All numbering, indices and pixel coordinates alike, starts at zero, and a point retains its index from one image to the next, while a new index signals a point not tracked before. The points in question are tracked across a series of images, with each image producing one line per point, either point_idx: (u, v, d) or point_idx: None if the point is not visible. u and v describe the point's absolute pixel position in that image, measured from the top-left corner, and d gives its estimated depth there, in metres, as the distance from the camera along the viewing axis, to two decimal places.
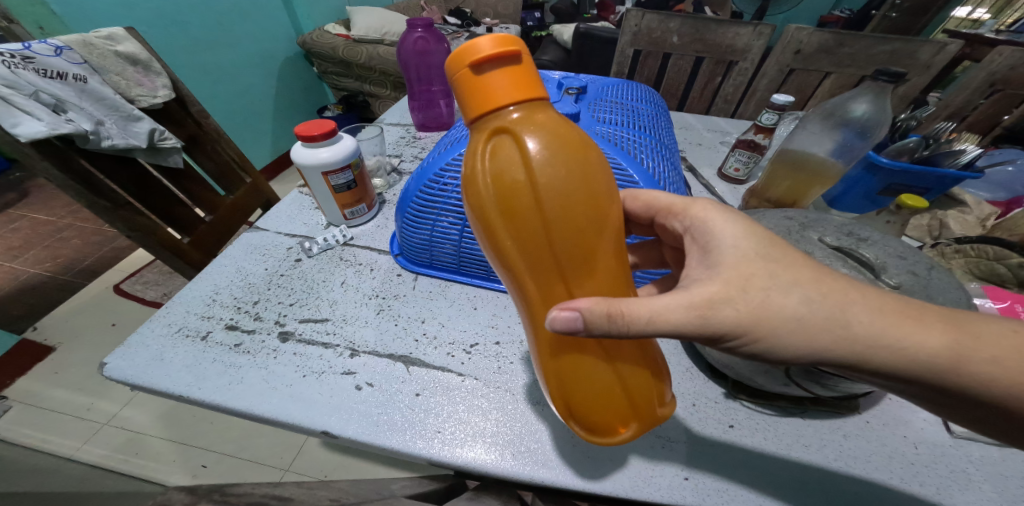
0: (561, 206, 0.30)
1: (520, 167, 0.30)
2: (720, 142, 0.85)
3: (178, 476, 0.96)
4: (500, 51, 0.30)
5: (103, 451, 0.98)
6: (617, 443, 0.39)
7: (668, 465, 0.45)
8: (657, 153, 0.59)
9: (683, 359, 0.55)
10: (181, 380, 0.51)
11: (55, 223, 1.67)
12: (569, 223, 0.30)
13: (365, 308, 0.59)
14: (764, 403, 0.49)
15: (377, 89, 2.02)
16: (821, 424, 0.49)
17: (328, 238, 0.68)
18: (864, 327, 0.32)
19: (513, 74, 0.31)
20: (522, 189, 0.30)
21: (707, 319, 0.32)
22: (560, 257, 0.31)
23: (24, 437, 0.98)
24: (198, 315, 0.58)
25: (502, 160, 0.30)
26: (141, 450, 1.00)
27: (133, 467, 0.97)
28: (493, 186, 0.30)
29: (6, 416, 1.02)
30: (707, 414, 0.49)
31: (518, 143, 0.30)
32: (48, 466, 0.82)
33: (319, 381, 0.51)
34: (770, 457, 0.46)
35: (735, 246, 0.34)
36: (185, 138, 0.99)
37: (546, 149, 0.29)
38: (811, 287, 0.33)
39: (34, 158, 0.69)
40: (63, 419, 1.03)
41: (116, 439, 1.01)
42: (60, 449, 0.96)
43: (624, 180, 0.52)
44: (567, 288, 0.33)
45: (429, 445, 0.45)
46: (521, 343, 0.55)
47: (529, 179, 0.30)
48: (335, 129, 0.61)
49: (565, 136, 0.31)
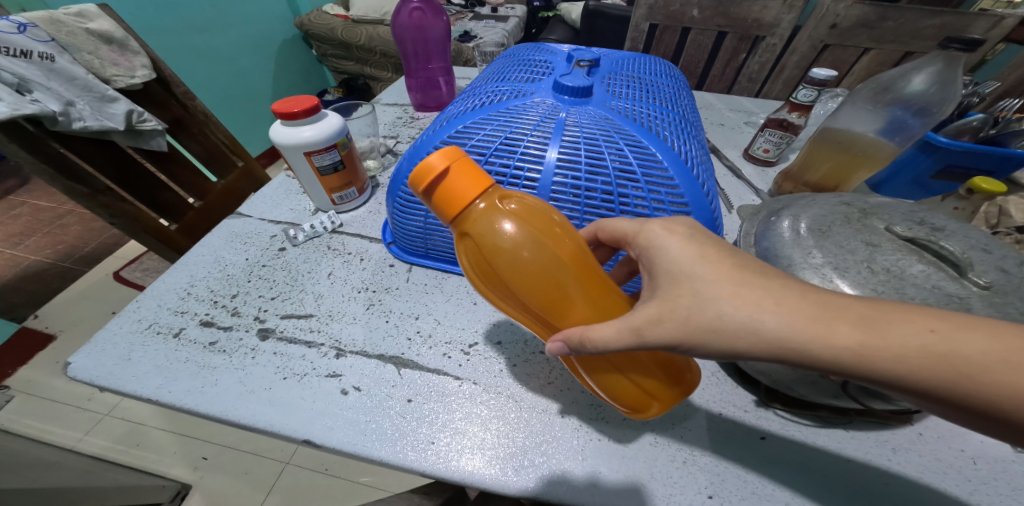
0: (531, 264, 0.32)
1: (488, 242, 0.32)
2: (746, 123, 0.77)
3: (179, 468, 0.92)
4: (442, 164, 0.32)
5: (104, 442, 0.94)
6: (647, 417, 0.39)
7: (689, 481, 0.38)
8: (682, 130, 0.52)
9: (707, 361, 0.47)
10: (149, 382, 0.46)
11: (56, 209, 1.63)
12: (539, 276, 0.32)
13: (354, 303, 0.53)
14: (803, 412, 0.41)
15: (377, 71, 1.93)
16: (867, 437, 0.41)
17: (315, 225, 0.62)
18: (777, 331, 0.27)
19: (461, 165, 0.33)
20: (495, 259, 0.32)
21: (640, 339, 0.29)
22: (539, 307, 0.34)
23: (26, 428, 0.94)
24: (171, 310, 0.53)
25: (473, 240, 0.33)
26: (142, 441, 0.95)
27: (136, 459, 0.92)
28: (473, 264, 0.34)
29: (9, 406, 0.98)
30: (734, 424, 0.41)
31: (479, 232, 0.32)
32: (46, 457, 0.77)
33: (300, 384, 0.45)
34: (813, 477, 0.38)
35: (670, 264, 0.31)
36: (169, 120, 0.93)
37: (505, 229, 0.32)
38: (732, 296, 0.28)
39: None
40: (66, 409, 0.99)
41: (116, 429, 0.97)
42: (61, 440, 0.93)
43: (644, 159, 0.45)
44: (556, 325, 0.35)
45: (422, 458, 0.40)
46: (526, 343, 0.49)
47: (496, 253, 0.32)
48: (319, 106, 0.55)
49: (518, 208, 0.33)
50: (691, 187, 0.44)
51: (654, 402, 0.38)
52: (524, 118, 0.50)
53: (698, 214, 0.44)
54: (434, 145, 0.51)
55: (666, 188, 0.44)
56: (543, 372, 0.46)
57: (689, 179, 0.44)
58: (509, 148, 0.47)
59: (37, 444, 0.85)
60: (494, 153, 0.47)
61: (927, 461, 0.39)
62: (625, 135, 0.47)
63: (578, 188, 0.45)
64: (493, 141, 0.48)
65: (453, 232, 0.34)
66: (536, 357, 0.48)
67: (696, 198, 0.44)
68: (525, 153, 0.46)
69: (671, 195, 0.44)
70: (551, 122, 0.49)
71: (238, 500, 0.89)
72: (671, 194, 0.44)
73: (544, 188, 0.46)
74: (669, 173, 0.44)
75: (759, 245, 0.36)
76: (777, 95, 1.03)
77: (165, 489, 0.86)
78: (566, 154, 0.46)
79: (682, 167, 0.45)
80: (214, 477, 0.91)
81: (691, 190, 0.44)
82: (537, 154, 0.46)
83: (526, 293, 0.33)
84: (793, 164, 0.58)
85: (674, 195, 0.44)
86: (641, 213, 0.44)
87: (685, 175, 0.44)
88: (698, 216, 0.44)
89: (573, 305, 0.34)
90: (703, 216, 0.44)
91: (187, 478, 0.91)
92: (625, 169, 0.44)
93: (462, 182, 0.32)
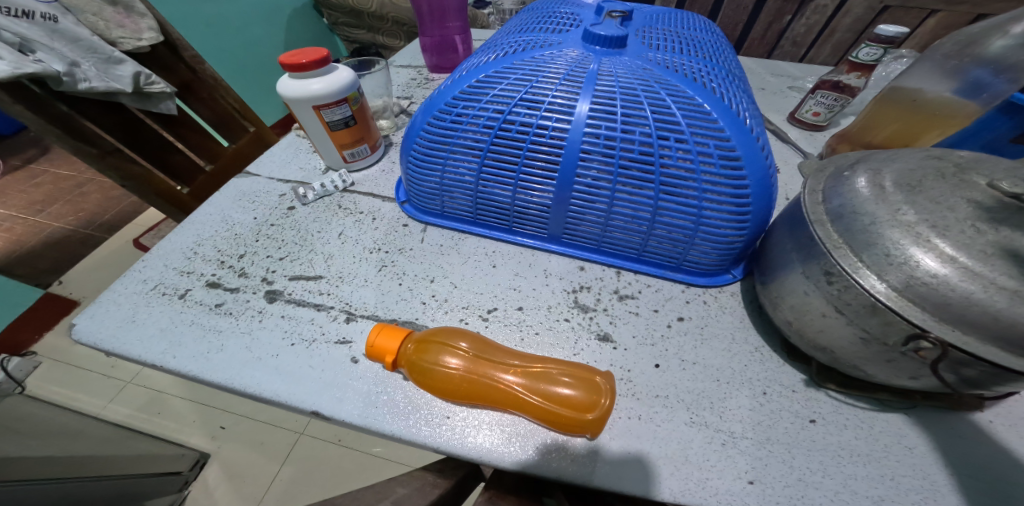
0: (485, 381, 0.36)
1: (429, 368, 0.36)
2: (789, 87, 0.66)
3: (197, 438, 0.91)
4: (380, 338, 0.38)
5: (127, 410, 0.93)
6: (593, 423, 0.33)
7: (727, 464, 0.33)
8: (731, 82, 0.45)
9: (751, 336, 0.40)
10: (154, 346, 0.42)
11: (75, 178, 1.62)
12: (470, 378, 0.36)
13: (365, 264, 0.49)
14: (858, 392, 0.36)
15: (390, 40, 1.81)
16: (934, 424, 0.35)
17: (325, 184, 0.57)
18: None
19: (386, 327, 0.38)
20: (436, 378, 0.36)
21: None
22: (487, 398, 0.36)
23: (53, 394, 0.95)
24: (177, 270, 0.49)
25: (426, 385, 0.36)
26: (163, 410, 0.94)
27: (157, 428, 0.91)
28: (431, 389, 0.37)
29: (38, 371, 0.98)
30: (781, 406, 0.36)
31: (417, 364, 0.37)
32: (70, 423, 0.76)
33: (308, 351, 0.41)
34: (871, 467, 0.33)
35: None
36: (178, 84, 0.91)
37: (431, 357, 0.37)
38: None
39: (6, 103, 0.63)
40: (89, 376, 0.99)
41: (138, 398, 0.96)
42: (87, 407, 0.93)
43: (687, 109, 0.39)
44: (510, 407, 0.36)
45: (437, 433, 0.35)
46: (551, 309, 0.43)
47: (436, 375, 0.36)
48: (329, 57, 0.51)
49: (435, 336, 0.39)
50: (743, 139, 0.38)
51: (586, 408, 0.34)
52: (550, 69, 0.44)
53: (751, 168, 0.38)
54: (451, 96, 0.47)
55: (715, 139, 0.38)
56: (568, 341, 0.41)
57: (741, 131, 0.39)
58: (536, 98, 0.42)
59: (63, 409, 0.84)
60: (518, 103, 0.43)
61: (1014, 452, 0.33)
62: (665, 85, 0.41)
63: (612, 139, 0.40)
64: (517, 91, 0.43)
65: (409, 374, 0.37)
66: (561, 324, 0.42)
67: (749, 151, 0.38)
68: (553, 101, 0.42)
69: (720, 147, 0.38)
70: (582, 72, 0.44)
71: (254, 470, 0.88)
72: (720, 146, 0.38)
73: (575, 144, 0.41)
74: (719, 124, 0.38)
75: (827, 203, 0.31)
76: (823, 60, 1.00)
77: (185, 458, 0.85)
78: (599, 105, 0.41)
79: (732, 117, 0.39)
80: (232, 447, 0.90)
81: (743, 143, 0.38)
82: (567, 104, 0.41)
83: (495, 405, 0.36)
84: (852, 126, 0.53)
85: (724, 146, 0.38)
86: (685, 167, 0.39)
87: (736, 127, 0.39)
88: (751, 171, 0.38)
89: (533, 398, 0.35)
90: (756, 171, 0.38)
91: (206, 447, 0.90)
92: (666, 119, 0.39)
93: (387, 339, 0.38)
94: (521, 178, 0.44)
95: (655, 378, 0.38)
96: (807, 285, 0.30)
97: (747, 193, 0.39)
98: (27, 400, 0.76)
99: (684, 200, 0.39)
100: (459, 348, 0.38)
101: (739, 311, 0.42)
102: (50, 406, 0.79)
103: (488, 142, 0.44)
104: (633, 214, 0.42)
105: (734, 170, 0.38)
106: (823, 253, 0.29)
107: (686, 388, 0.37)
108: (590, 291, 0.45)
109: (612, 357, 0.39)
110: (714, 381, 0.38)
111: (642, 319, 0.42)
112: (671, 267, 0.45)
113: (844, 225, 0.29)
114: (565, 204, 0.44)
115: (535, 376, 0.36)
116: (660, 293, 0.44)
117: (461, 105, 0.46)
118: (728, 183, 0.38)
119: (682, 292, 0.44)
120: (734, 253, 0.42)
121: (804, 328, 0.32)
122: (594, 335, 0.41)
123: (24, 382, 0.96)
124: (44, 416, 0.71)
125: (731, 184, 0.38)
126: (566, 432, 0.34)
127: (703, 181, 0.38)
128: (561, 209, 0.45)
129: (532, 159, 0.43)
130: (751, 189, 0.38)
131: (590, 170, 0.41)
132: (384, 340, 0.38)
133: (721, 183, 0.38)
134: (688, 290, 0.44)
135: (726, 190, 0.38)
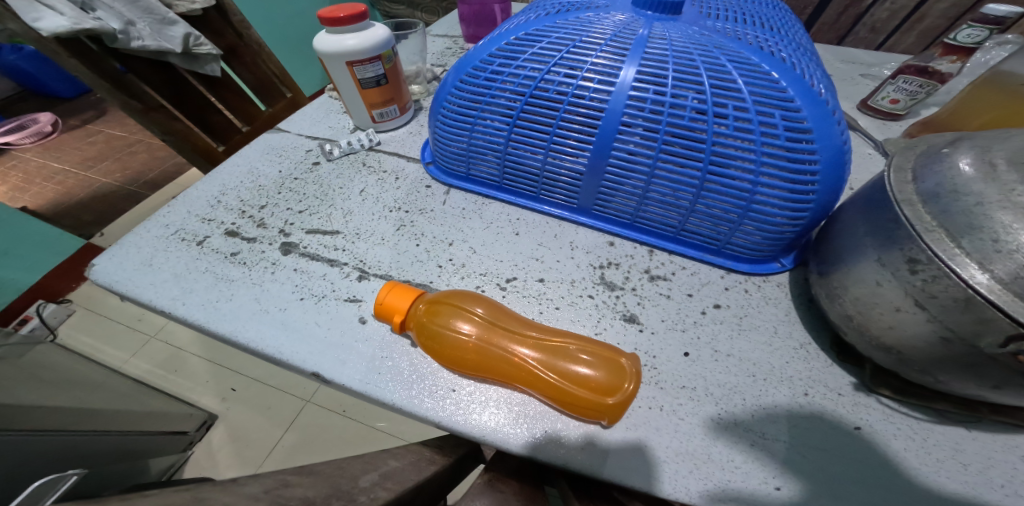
0: (497, 353, 0.33)
1: (440, 333, 0.34)
2: (862, 74, 0.59)
3: (208, 398, 0.92)
4: (391, 297, 0.35)
5: (147, 365, 0.97)
6: (613, 410, 0.30)
7: (753, 467, 0.29)
8: (802, 52, 0.40)
9: (796, 332, 0.36)
10: (166, 291, 0.41)
11: (127, 138, 1.70)
12: (481, 349, 0.33)
13: (384, 222, 0.47)
14: (916, 401, 0.31)
15: (430, 17, 1.77)
16: (1003, 445, 0.29)
17: (351, 141, 0.56)
18: None
19: (397, 287, 0.36)
20: (445, 345, 0.34)
21: None
22: (498, 372, 0.33)
23: (81, 345, 1.00)
24: (199, 217, 0.48)
25: (434, 350, 0.34)
26: (179, 367, 0.97)
27: (172, 385, 0.94)
28: (438, 356, 0.34)
29: (70, 320, 1.05)
30: (823, 410, 0.31)
31: (427, 328, 0.34)
32: (89, 375, 0.79)
33: (316, 307, 0.39)
34: (924, 487, 0.28)
35: None
36: (224, 48, 0.92)
37: (443, 322, 0.34)
38: None
39: (61, 56, 0.67)
40: (118, 328, 1.04)
41: (159, 354, 0.99)
42: (111, 360, 0.97)
43: (750, 75, 0.35)
44: (522, 385, 0.33)
45: (440, 407, 0.33)
46: (574, 286, 0.40)
47: (445, 341, 0.34)
48: (366, 13, 0.49)
49: (449, 300, 0.36)
50: (816, 110, 0.34)
51: (608, 394, 0.31)
52: (597, 29, 0.41)
53: (821, 143, 0.33)
54: (487, 54, 0.44)
55: (782, 109, 0.34)
56: (589, 319, 0.37)
57: (814, 101, 0.34)
58: (578, 58, 0.39)
59: (86, 359, 0.88)
60: (558, 63, 0.40)
61: None
62: (726, 50, 0.37)
63: (660, 105, 0.36)
64: (558, 50, 0.40)
65: (418, 338, 0.35)
66: (584, 301, 0.39)
67: (822, 124, 0.34)
68: (596, 60, 0.38)
69: (787, 118, 0.33)
70: (631, 33, 0.40)
71: (258, 434, 0.88)
72: (787, 116, 0.33)
73: (617, 109, 0.37)
74: (785, 95, 0.34)
75: (918, 184, 0.26)
76: (904, 49, 0.89)
77: (192, 418, 0.86)
78: (648, 68, 0.37)
79: (803, 86, 0.34)
80: (239, 410, 0.91)
81: (815, 114, 0.34)
82: (611, 65, 0.38)
83: (505, 380, 0.33)
84: (940, 112, 0.47)
85: (792, 117, 0.33)
86: (743, 138, 0.34)
87: (808, 96, 0.34)
88: (821, 146, 0.33)
89: (549, 377, 0.32)
90: (827, 146, 0.34)
91: (214, 409, 0.91)
92: (725, 85, 0.35)
93: (397, 299, 0.35)
94: (554, 143, 0.41)
95: (680, 366, 0.34)
96: (883, 274, 0.26)
97: (811, 173, 0.34)
98: (52, 350, 0.79)
99: (736, 177, 0.35)
100: (473, 314, 0.35)
101: (785, 303, 0.38)
102: (73, 356, 0.83)
103: (522, 104, 0.41)
104: (674, 191, 0.38)
105: (800, 144, 0.33)
106: (910, 237, 0.24)
107: (717, 381, 0.33)
108: (618, 269, 0.41)
109: (637, 341, 0.36)
110: (750, 376, 0.33)
111: (674, 303, 0.38)
112: (711, 252, 0.41)
113: (940, 206, 0.24)
114: (598, 176, 0.41)
115: (553, 354, 0.33)
116: (696, 277, 0.40)
117: (498, 63, 0.43)
118: (792, 160, 0.34)
119: (721, 278, 0.40)
120: (786, 241, 0.38)
121: (867, 323, 0.28)
122: (619, 316, 0.37)
123: (56, 330, 1.02)
124: (61, 371, 0.74)
125: (793, 163, 0.34)
126: (580, 416, 0.31)
127: (761, 155, 0.34)
128: (594, 181, 0.42)
129: (568, 124, 0.39)
130: (820, 167, 0.34)
131: (631, 139, 0.37)
132: (394, 299, 0.35)
133: (784, 158, 0.34)
134: (728, 276, 0.40)
135: (788, 168, 0.34)
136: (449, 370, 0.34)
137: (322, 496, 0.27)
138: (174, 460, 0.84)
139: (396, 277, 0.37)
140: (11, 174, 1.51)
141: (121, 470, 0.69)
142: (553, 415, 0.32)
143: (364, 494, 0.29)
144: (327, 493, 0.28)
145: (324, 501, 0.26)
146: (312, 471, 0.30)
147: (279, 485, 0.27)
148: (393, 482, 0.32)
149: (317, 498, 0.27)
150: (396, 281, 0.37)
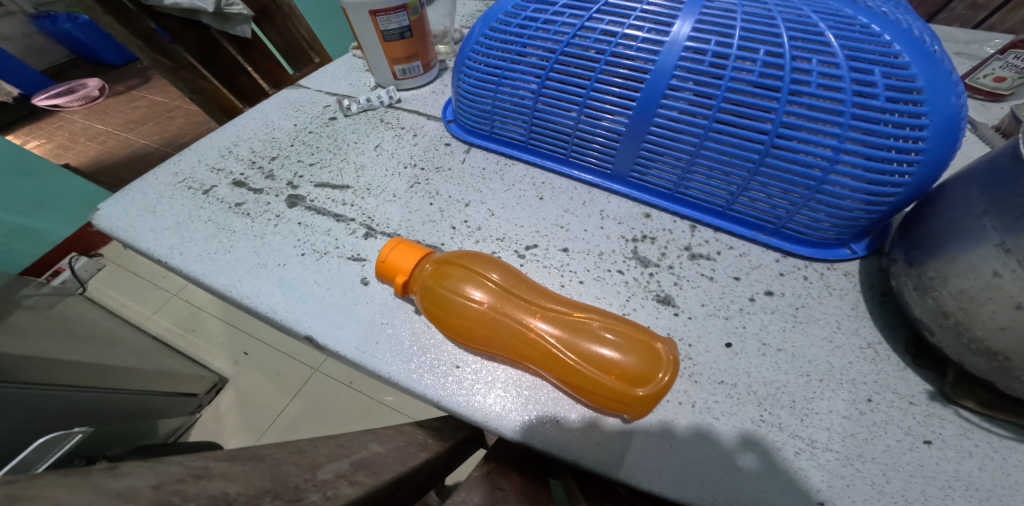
0: (508, 325, 0.29)
1: (445, 302, 0.30)
2: (956, 52, 0.52)
3: (220, 361, 0.93)
4: (396, 257, 0.32)
5: (166, 323, 0.98)
6: (640, 404, 0.26)
7: (798, 479, 0.25)
8: (902, 3, 0.34)
9: (861, 328, 0.30)
10: (164, 240, 0.39)
11: (167, 103, 1.72)
12: (488, 320, 0.29)
13: (398, 179, 0.44)
14: (1009, 419, 0.25)
15: None
16: None
17: (370, 98, 0.53)
18: None
19: (403, 246, 0.33)
20: (449, 313, 0.30)
21: None
22: (507, 347, 0.29)
23: (108, 299, 1.02)
24: (208, 166, 0.46)
25: (438, 317, 0.31)
26: (196, 327, 0.98)
27: (188, 345, 0.95)
28: (442, 325, 0.31)
29: (99, 274, 1.07)
30: (889, 420, 0.26)
31: (433, 292, 0.31)
32: (111, 329, 0.80)
33: (318, 263, 0.36)
34: None
35: None
36: (256, 9, 0.87)
37: (452, 287, 0.30)
38: None
39: (96, 11, 0.67)
40: (143, 285, 1.06)
41: (178, 313, 1.00)
42: (134, 316, 0.99)
43: (840, 27, 0.29)
44: (534, 365, 0.29)
45: (440, 385, 0.29)
46: (601, 259, 0.36)
47: (450, 309, 0.30)
48: None
49: (461, 263, 0.32)
50: (926, 68, 0.28)
51: (635, 386, 0.26)
52: None
53: (930, 106, 0.27)
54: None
55: (880, 64, 0.28)
56: (617, 297, 0.33)
57: (924, 57, 0.28)
58: (626, 4, 0.34)
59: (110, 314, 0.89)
60: (600, 10, 0.35)
61: None
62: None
63: (723, 58, 0.31)
64: None
65: (422, 304, 0.32)
66: (612, 277, 0.34)
67: (933, 85, 0.28)
68: (647, 8, 0.33)
69: (887, 75, 0.28)
70: None
71: (263, 400, 0.88)
72: (889, 73, 0.28)
73: (668, 63, 0.32)
74: (885, 49, 0.28)
75: None
76: None
77: (203, 380, 0.86)
78: (710, 15, 0.32)
79: (912, 40, 0.28)
80: (249, 374, 0.91)
81: (925, 73, 0.28)
82: (664, 12, 0.33)
83: (513, 358, 0.29)
84: None
85: (893, 73, 0.28)
86: (828, 97, 0.29)
87: (916, 51, 0.28)
88: (930, 109, 0.27)
89: (566, 361, 0.28)
90: (938, 110, 0.28)
91: (226, 372, 0.92)
92: (807, 37, 0.29)
93: (401, 260, 0.32)
94: (589, 102, 0.36)
95: (719, 357, 0.30)
96: (1004, 262, 0.21)
97: (907, 144, 0.28)
98: (81, 303, 0.81)
99: (813, 145, 0.30)
100: (486, 280, 0.31)
101: (849, 296, 0.32)
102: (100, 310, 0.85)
103: (556, 56, 0.37)
104: (728, 160, 0.33)
105: (900, 106, 0.28)
106: None
107: (762, 379, 0.29)
108: (653, 243, 0.37)
109: (670, 325, 0.31)
110: (803, 376, 0.28)
111: (716, 286, 0.34)
112: (763, 232, 0.36)
113: None
114: (638, 140, 0.36)
115: (574, 333, 0.29)
116: (745, 259, 0.35)
117: (532, 9, 0.38)
118: (883, 126, 0.28)
119: (776, 262, 0.35)
120: (858, 225, 0.32)
121: (969, 322, 0.22)
122: (652, 296, 0.33)
123: (86, 283, 1.05)
124: (84, 324, 0.75)
125: (886, 131, 0.28)
126: (600, 407, 0.27)
127: (848, 119, 0.28)
128: (632, 146, 0.37)
129: (607, 80, 0.35)
130: (922, 134, 0.28)
131: (683, 97, 0.32)
132: (399, 259, 0.32)
133: (876, 123, 0.28)
134: (784, 261, 0.35)
135: (881, 134, 0.28)
136: (453, 340, 0.31)
137: (250, 493, 0.22)
138: (182, 422, 0.85)
139: (403, 235, 0.33)
140: (58, 133, 1.57)
141: (131, 429, 0.70)
142: (568, 403, 0.28)
143: (317, 491, 0.24)
144: (261, 490, 0.23)
145: (251, 501, 0.21)
146: (258, 456, 0.26)
147: (190, 478, 0.21)
148: (363, 475, 0.28)
149: (240, 496, 0.21)
150: (403, 239, 0.33)
